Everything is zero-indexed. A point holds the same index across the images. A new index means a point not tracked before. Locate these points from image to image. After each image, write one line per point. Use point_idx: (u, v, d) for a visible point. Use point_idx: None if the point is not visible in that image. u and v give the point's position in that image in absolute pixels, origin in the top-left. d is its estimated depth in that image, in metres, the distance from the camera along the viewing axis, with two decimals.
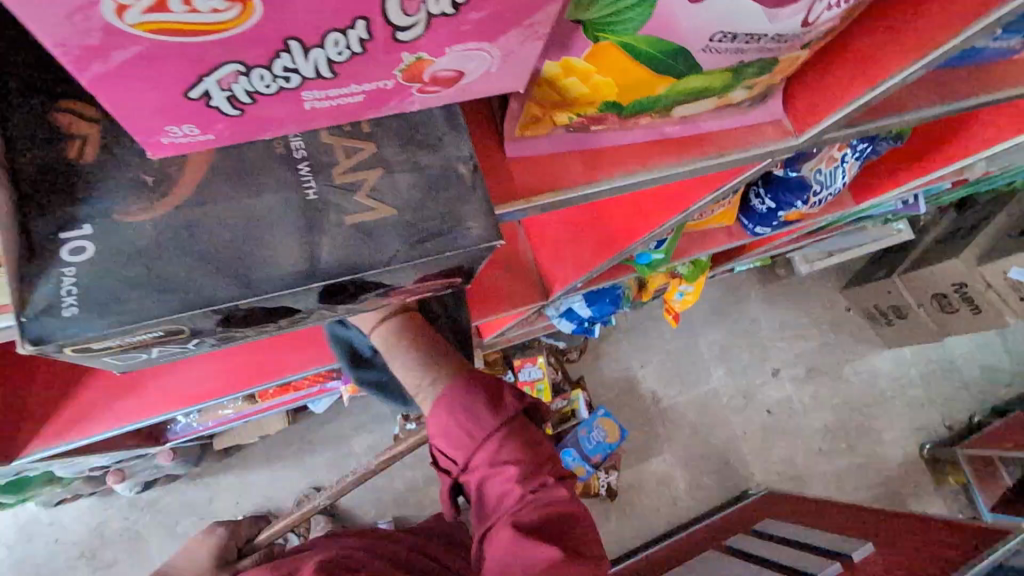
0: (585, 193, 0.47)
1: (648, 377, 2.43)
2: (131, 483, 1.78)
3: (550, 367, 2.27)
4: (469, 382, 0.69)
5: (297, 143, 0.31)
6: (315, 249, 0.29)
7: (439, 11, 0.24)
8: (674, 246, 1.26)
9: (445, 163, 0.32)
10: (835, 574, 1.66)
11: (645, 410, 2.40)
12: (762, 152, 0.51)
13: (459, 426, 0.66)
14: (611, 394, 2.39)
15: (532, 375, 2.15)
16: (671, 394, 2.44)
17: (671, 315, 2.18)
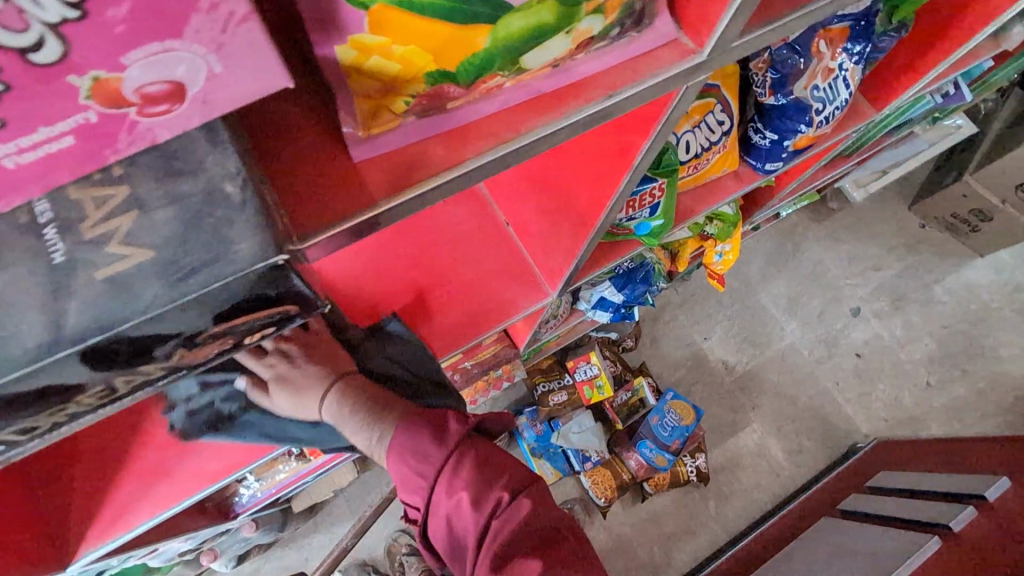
0: (447, 177, 0.42)
1: (716, 347, 2.28)
2: (226, 559, 1.89)
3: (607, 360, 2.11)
4: (411, 431, 0.70)
5: (43, 207, 0.28)
6: (62, 316, 0.26)
7: (59, 18, 0.22)
8: (672, 207, 1.16)
9: (208, 185, 0.29)
10: (969, 521, 1.43)
11: (721, 384, 2.24)
12: (650, 80, 0.45)
13: (412, 467, 0.69)
14: (678, 375, 2.25)
15: (588, 373, 2.01)
16: (746, 360, 2.27)
17: (715, 280, 2.04)
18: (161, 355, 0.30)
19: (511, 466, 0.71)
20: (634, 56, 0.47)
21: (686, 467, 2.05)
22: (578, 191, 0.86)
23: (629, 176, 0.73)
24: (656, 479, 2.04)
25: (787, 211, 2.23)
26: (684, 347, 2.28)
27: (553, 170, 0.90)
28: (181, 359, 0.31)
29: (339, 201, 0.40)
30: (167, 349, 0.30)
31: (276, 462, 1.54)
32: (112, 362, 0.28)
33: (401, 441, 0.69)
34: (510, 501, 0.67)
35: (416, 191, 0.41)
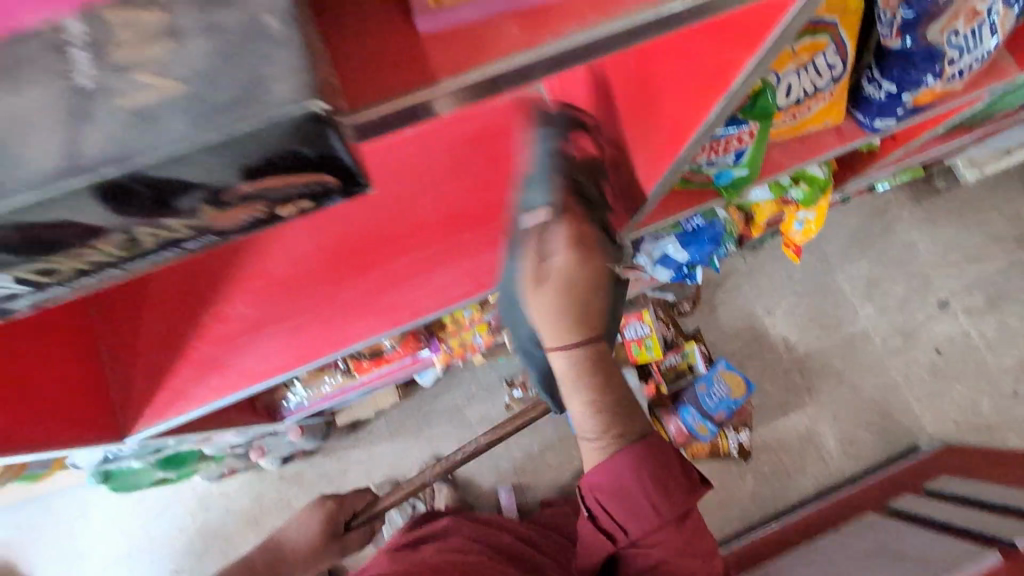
0: (517, 63, 0.36)
1: (781, 324, 1.94)
2: (272, 458, 1.84)
3: (659, 321, 1.83)
4: (642, 447, 0.74)
5: (77, 27, 0.25)
6: (78, 138, 0.23)
7: None
8: (760, 158, 1.04)
9: (249, 18, 0.25)
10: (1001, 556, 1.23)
11: (780, 363, 1.91)
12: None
13: (625, 464, 0.74)
14: (735, 345, 1.92)
15: (639, 333, 1.73)
16: (811, 339, 1.92)
17: (791, 250, 1.74)
18: (193, 213, 0.28)
19: (686, 485, 0.79)
20: None
21: (729, 441, 1.81)
22: (649, 132, 0.74)
23: (757, 61, 0.54)
24: (694, 448, 1.82)
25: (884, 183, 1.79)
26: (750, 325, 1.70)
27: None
28: (212, 220, 0.29)
29: (364, 88, 0.34)
30: (199, 204, 0.27)
31: (323, 372, 1.57)
32: (144, 205, 0.26)
33: (628, 448, 0.74)
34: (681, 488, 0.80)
35: (425, 96, 0.35)
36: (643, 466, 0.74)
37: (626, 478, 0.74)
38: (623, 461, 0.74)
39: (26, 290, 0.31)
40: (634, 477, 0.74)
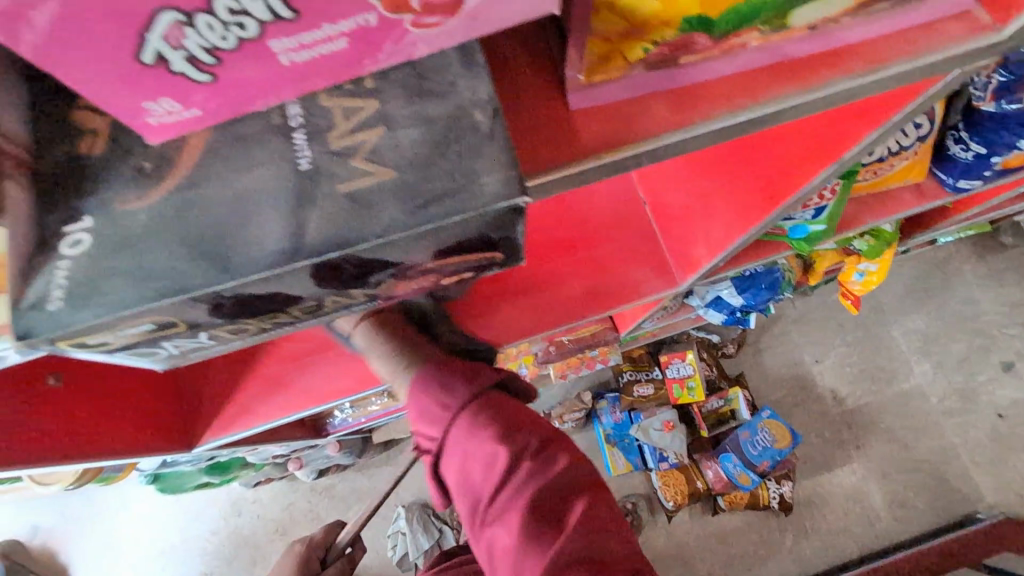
0: (666, 141, 0.37)
1: (829, 375, 1.56)
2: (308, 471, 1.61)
3: (703, 364, 1.52)
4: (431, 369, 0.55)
5: (294, 111, 0.27)
6: (302, 224, 0.25)
7: None
8: (840, 212, 0.99)
9: (458, 111, 0.26)
10: None
11: (825, 414, 1.54)
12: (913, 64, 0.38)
13: (432, 405, 0.53)
14: (778, 393, 1.56)
15: (680, 372, 1.46)
16: (857, 393, 1.54)
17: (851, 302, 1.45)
18: (374, 283, 0.29)
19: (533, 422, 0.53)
20: (907, 28, 0.39)
21: (768, 492, 1.44)
22: (729, 197, 0.69)
23: (876, 137, 0.52)
24: (730, 496, 1.45)
25: (950, 239, 1.46)
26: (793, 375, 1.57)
27: (683, 197, 0.76)
28: (386, 288, 0.30)
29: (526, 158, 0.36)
30: (384, 277, 0.28)
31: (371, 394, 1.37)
32: (340, 280, 0.27)
33: (430, 376, 0.55)
34: (531, 466, 0.50)
35: (579, 169, 0.37)
36: (450, 397, 0.53)
37: (441, 419, 0.53)
38: (437, 407, 0.53)
39: (196, 350, 0.30)
40: (463, 431, 0.52)
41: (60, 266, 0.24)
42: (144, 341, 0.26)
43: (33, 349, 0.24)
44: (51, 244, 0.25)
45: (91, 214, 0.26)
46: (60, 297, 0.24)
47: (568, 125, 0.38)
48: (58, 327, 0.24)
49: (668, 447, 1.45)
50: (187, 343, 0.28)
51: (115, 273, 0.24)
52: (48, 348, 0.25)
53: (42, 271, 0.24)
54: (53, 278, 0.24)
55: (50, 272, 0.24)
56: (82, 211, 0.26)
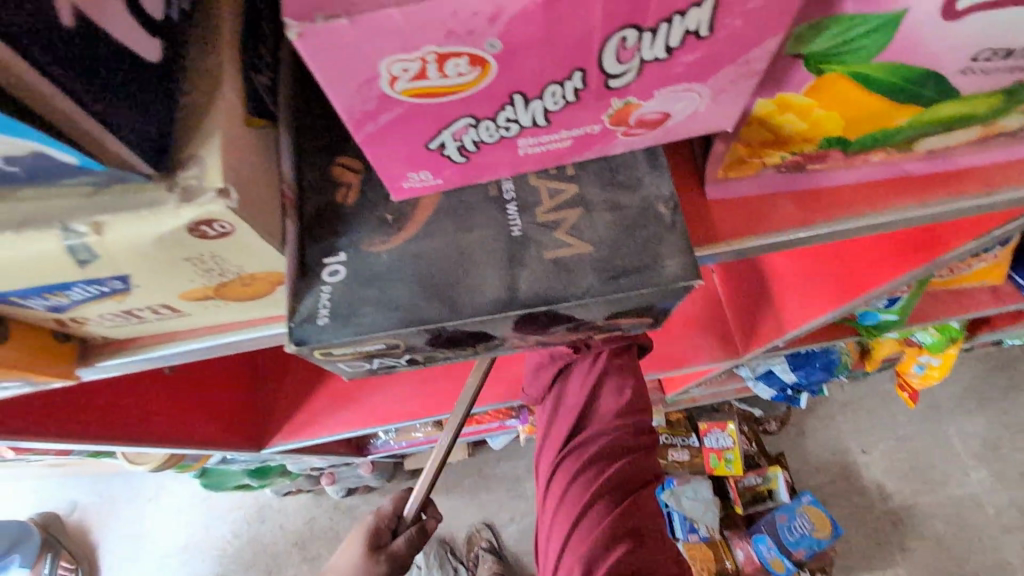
0: (792, 237, 0.42)
1: (876, 468, 1.36)
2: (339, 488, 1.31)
3: (741, 439, 1.34)
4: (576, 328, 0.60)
5: (508, 186, 0.34)
6: (515, 281, 0.31)
7: (651, 57, 0.25)
8: (913, 306, 0.99)
9: (644, 202, 0.32)
10: None
11: (879, 515, 1.32)
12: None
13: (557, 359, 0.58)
14: (826, 480, 1.35)
15: (719, 443, 1.31)
16: (910, 492, 1.33)
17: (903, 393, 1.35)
18: (549, 332, 0.35)
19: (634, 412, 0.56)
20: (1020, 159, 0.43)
21: None
22: (809, 281, 0.68)
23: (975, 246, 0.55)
24: None
25: (1017, 343, 1.30)
26: (846, 464, 1.36)
27: (756, 270, 0.74)
28: (556, 340, 0.36)
29: None
30: (562, 330, 0.34)
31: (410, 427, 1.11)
32: (532, 329, 0.33)
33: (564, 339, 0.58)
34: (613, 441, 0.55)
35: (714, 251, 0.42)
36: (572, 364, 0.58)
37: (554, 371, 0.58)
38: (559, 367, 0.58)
39: (388, 368, 0.36)
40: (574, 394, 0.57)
41: (325, 290, 0.31)
42: (370, 356, 0.32)
43: (299, 353, 0.31)
44: (315, 272, 0.32)
45: (345, 250, 0.33)
46: (326, 313, 0.31)
47: (710, 210, 0.43)
48: (323, 338, 0.30)
49: (701, 518, 1.26)
50: (392, 362, 0.34)
51: (365, 302, 0.31)
52: (308, 353, 0.31)
53: (312, 292, 0.31)
54: (319, 298, 0.31)
55: (317, 293, 0.31)
56: (337, 247, 0.33)
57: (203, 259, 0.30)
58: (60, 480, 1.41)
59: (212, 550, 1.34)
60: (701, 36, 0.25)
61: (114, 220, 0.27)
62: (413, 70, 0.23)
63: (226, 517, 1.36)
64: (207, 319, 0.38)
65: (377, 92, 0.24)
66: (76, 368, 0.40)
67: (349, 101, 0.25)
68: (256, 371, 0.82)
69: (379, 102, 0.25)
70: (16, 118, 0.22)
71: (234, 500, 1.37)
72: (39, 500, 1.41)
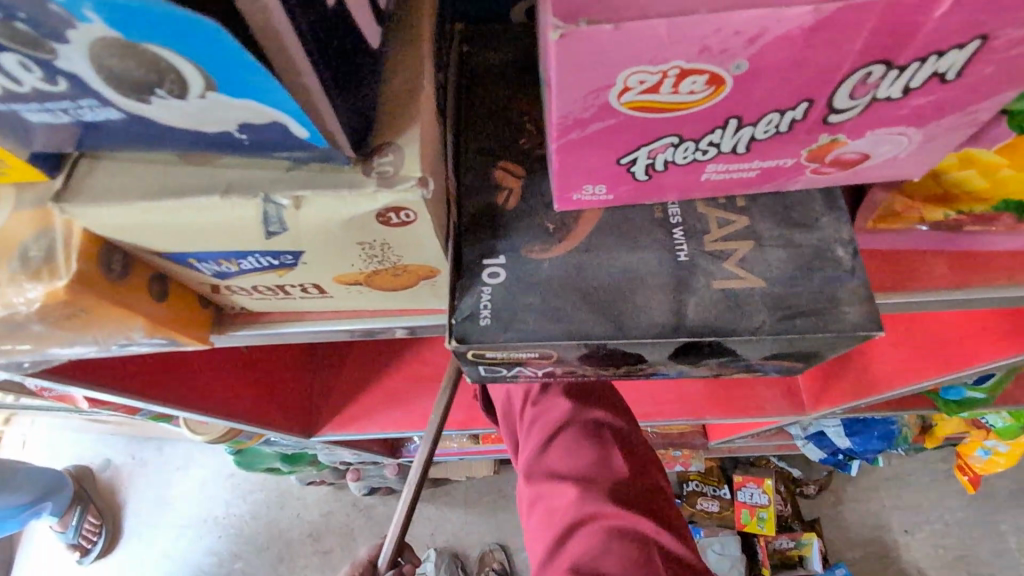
0: (943, 298, 0.40)
1: (918, 550, 1.26)
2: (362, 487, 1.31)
3: (778, 497, 1.27)
4: None
5: (674, 210, 0.33)
6: (682, 307, 0.30)
7: (885, 96, 0.24)
8: (1004, 385, 0.92)
9: (820, 244, 0.31)
10: None
11: None
12: None
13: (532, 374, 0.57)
14: (871, 559, 1.26)
15: (753, 499, 1.25)
16: None
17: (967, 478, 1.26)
18: (697, 365, 0.33)
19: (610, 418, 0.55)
20: None
21: None
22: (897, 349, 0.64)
23: None
24: None
25: None
26: (893, 546, 1.27)
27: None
28: (699, 373, 0.34)
29: None
30: (712, 363, 0.33)
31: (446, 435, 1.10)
32: (686, 358, 0.31)
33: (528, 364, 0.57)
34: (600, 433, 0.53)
35: None
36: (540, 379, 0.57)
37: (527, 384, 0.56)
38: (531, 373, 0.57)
39: (520, 378, 0.36)
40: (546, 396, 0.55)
41: (485, 291, 0.31)
42: (517, 363, 0.32)
43: (454, 350, 0.30)
44: (475, 272, 0.32)
45: (504, 254, 0.33)
46: (487, 314, 0.30)
47: None
48: (482, 339, 0.30)
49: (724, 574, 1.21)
50: (533, 373, 0.33)
51: (526, 307, 0.31)
52: (461, 352, 0.31)
53: (471, 291, 0.31)
54: (479, 298, 0.31)
55: (476, 293, 0.31)
56: (497, 250, 0.33)
57: (374, 245, 0.31)
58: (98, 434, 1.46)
59: (228, 527, 1.35)
60: (946, 80, 0.23)
61: (314, 195, 0.27)
62: (648, 83, 0.23)
63: (245, 497, 1.37)
64: (344, 304, 0.39)
65: (602, 102, 0.24)
66: (210, 335, 0.40)
67: (568, 106, 0.24)
68: (317, 355, 0.83)
69: (598, 112, 0.25)
70: (264, 74, 0.22)
71: (258, 481, 1.38)
72: (77, 454, 1.45)
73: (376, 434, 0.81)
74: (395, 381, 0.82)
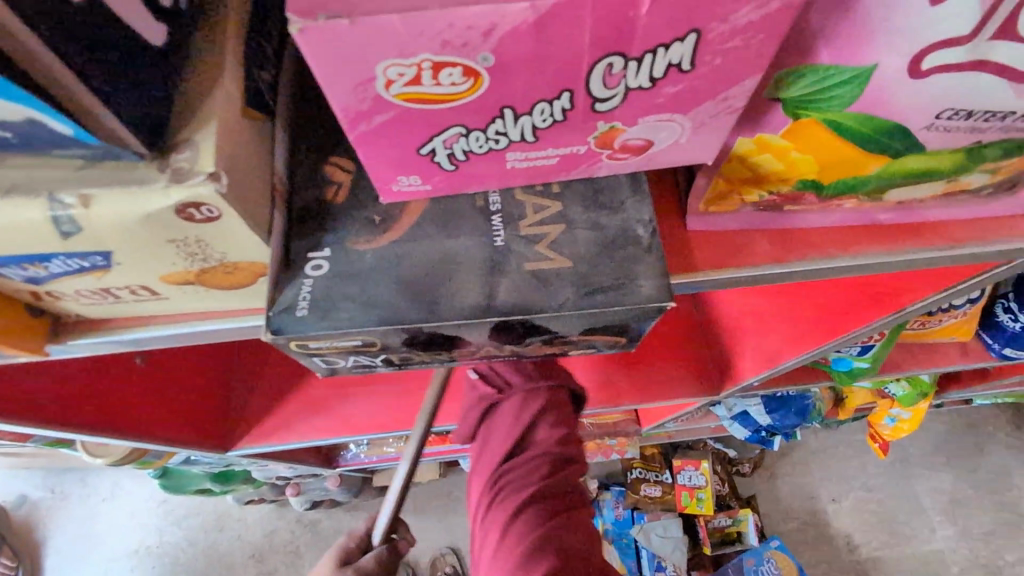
0: (767, 273, 0.44)
1: (844, 517, 1.34)
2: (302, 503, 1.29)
3: (714, 478, 1.33)
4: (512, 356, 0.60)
5: (495, 198, 0.35)
6: (493, 290, 0.32)
7: (636, 85, 0.26)
8: (885, 354, 0.98)
9: (624, 224, 0.33)
10: None
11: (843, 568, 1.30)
12: (994, 249, 0.43)
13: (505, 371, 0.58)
14: (795, 528, 1.34)
15: (692, 482, 1.30)
16: (874, 546, 1.32)
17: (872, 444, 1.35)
18: (526, 345, 0.35)
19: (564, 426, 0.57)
20: (981, 218, 0.45)
21: None
22: (786, 324, 0.68)
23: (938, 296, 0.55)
24: None
25: (986, 404, 1.32)
26: (813, 513, 1.35)
27: (735, 308, 0.75)
28: (534, 353, 0.36)
29: None
30: (538, 342, 0.34)
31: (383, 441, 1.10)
32: (507, 338, 0.33)
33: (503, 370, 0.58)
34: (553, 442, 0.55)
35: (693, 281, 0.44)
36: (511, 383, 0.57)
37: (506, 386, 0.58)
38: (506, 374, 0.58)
39: (363, 368, 0.37)
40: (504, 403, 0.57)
41: (306, 283, 0.32)
42: (346, 352, 0.33)
43: (274, 342, 0.31)
44: (298, 265, 0.33)
45: (329, 246, 0.33)
46: (305, 305, 0.31)
47: (692, 244, 0.45)
48: (299, 329, 0.31)
49: (668, 556, 1.26)
50: (367, 361, 0.34)
51: (346, 297, 0.31)
52: (283, 343, 0.31)
53: (293, 283, 0.32)
54: (299, 290, 0.32)
55: (297, 286, 0.32)
56: (322, 243, 0.33)
57: (188, 243, 0.31)
58: (12, 471, 1.36)
59: (162, 556, 1.28)
60: (684, 70, 0.26)
61: (101, 194, 0.27)
62: (408, 76, 0.24)
63: (180, 523, 1.31)
64: (186, 306, 0.38)
65: (373, 94, 0.25)
66: (45, 344, 0.39)
67: (344, 99, 0.25)
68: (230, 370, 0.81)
69: (374, 103, 0.26)
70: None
71: (189, 506, 1.32)
72: None
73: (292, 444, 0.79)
74: (310, 390, 0.82)
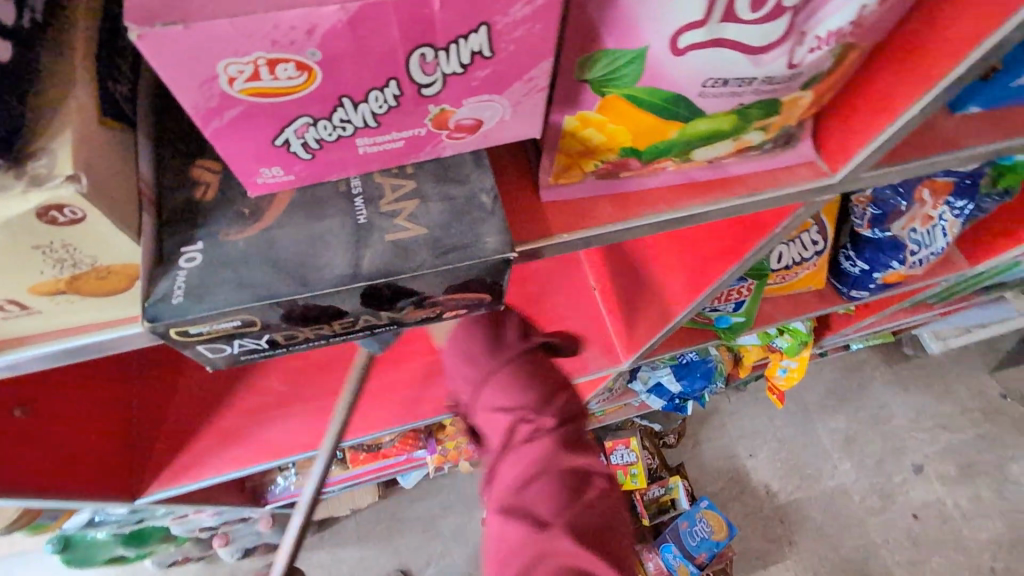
0: (611, 230, 0.51)
1: (757, 465, 1.47)
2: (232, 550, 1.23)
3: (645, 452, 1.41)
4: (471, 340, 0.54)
5: (356, 183, 0.39)
6: (359, 259, 0.36)
7: (450, 70, 0.32)
8: (757, 308, 1.08)
9: (470, 194, 0.39)
10: None
11: (764, 513, 1.42)
12: (786, 191, 0.53)
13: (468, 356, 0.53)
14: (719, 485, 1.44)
15: (624, 459, 1.37)
16: (786, 487, 1.45)
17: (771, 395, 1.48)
18: (402, 310, 0.40)
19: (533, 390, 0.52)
20: (776, 169, 0.55)
21: None
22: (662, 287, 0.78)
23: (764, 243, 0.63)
24: None
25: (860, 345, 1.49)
26: (731, 467, 1.47)
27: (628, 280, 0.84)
28: (412, 317, 0.41)
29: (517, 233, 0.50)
30: (410, 305, 0.39)
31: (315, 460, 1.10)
32: (378, 304, 0.38)
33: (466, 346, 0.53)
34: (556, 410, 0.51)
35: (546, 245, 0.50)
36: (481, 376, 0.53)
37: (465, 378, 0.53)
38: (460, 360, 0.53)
39: (254, 353, 0.40)
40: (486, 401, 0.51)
41: (180, 274, 0.35)
42: (228, 334, 0.36)
43: (154, 329, 0.34)
44: (172, 260, 0.35)
45: (202, 240, 0.36)
46: (181, 292, 0.34)
47: (548, 214, 0.51)
48: (177, 314, 0.33)
49: None
50: (253, 341, 0.37)
51: (220, 282, 0.35)
52: (163, 330, 0.34)
53: (168, 275, 0.35)
54: (175, 280, 0.34)
55: (172, 277, 0.35)
56: (194, 237, 0.36)
57: (55, 247, 0.33)
58: None
59: None
60: (487, 56, 0.32)
61: None
62: (247, 73, 0.28)
63: None
64: (63, 320, 0.39)
65: (219, 91, 0.29)
66: None
67: (191, 97, 0.29)
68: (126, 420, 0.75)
69: (222, 100, 0.30)
70: None
71: None
72: None
73: (212, 478, 0.78)
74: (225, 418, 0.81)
